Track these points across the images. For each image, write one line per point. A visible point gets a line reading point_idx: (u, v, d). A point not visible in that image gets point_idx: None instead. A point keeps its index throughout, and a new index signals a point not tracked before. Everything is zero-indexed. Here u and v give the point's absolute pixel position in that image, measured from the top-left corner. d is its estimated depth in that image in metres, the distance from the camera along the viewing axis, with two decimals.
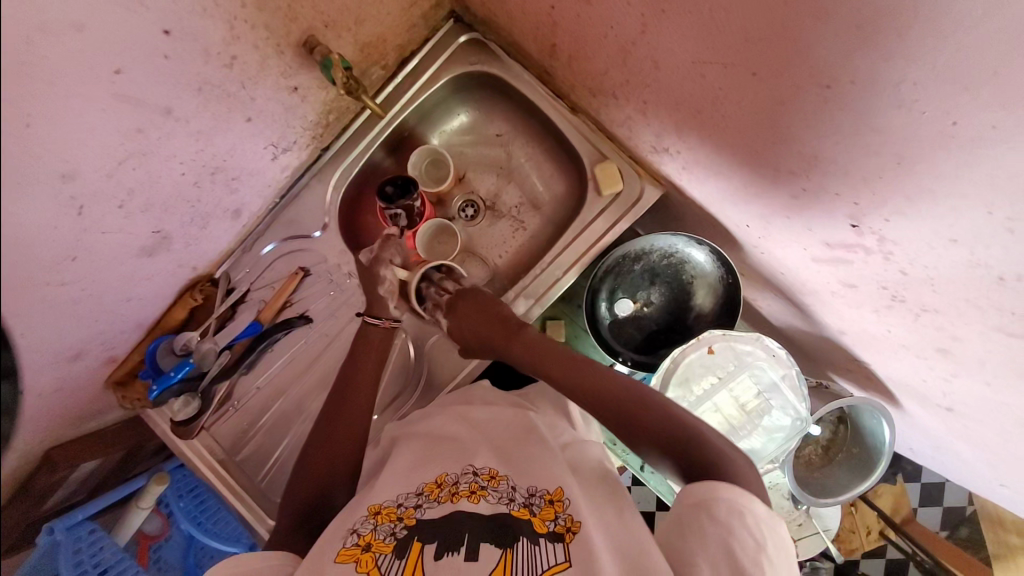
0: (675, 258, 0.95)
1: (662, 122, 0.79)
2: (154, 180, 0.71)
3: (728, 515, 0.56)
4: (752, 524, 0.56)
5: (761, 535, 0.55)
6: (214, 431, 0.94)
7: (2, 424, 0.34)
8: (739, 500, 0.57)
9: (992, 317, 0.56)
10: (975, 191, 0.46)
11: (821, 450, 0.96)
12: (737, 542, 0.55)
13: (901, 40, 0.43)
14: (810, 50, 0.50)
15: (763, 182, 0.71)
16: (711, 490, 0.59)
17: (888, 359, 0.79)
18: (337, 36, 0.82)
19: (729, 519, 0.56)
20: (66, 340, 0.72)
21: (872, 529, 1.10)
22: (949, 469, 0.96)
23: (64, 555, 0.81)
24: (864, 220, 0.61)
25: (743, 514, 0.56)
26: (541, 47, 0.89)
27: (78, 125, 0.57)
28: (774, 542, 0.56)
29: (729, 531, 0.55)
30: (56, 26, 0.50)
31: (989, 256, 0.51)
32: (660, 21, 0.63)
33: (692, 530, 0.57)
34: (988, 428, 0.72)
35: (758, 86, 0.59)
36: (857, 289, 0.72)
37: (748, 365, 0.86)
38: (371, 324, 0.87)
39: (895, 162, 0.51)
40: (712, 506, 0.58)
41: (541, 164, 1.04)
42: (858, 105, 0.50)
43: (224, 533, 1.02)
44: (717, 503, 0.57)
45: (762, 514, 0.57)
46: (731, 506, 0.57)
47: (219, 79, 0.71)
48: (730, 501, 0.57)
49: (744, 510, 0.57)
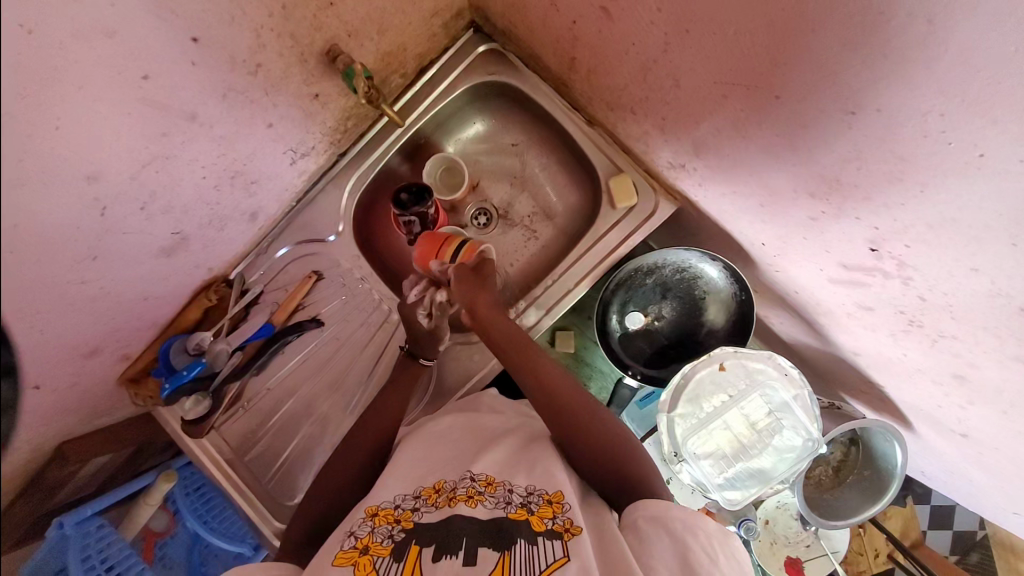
0: (689, 273, 0.95)
1: (680, 139, 0.79)
2: (176, 183, 0.72)
3: (683, 530, 0.59)
4: (706, 542, 0.58)
5: (715, 549, 0.58)
6: (223, 431, 0.95)
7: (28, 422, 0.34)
8: (692, 518, 0.60)
9: (1011, 346, 0.56)
10: (997, 221, 0.46)
11: (831, 471, 0.95)
12: (691, 553, 0.57)
13: (930, 70, 0.42)
14: (836, 75, 0.50)
15: (781, 203, 0.71)
16: (666, 510, 0.62)
17: (902, 383, 0.78)
18: (359, 45, 0.82)
19: (684, 534, 0.59)
20: (83, 338, 0.73)
21: (881, 551, 1.07)
22: (961, 495, 0.95)
23: (72, 550, 0.83)
24: (884, 244, 0.60)
25: (696, 531, 0.59)
26: (560, 59, 0.89)
27: (104, 128, 0.58)
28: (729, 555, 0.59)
29: (684, 546, 0.58)
30: (87, 33, 0.51)
31: (1010, 286, 0.50)
32: (681, 40, 0.63)
33: (649, 542, 0.59)
34: (1003, 456, 0.71)
35: (780, 108, 0.58)
36: (873, 312, 0.71)
37: (759, 384, 0.85)
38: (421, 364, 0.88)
39: (918, 189, 0.51)
40: (668, 522, 0.60)
41: (556, 174, 1.05)
42: (884, 131, 0.50)
43: (228, 532, 1.03)
44: (672, 521, 0.60)
45: (713, 530, 0.60)
46: (683, 523, 0.60)
47: (242, 86, 0.72)
48: (685, 520, 0.60)
49: (697, 526, 0.60)
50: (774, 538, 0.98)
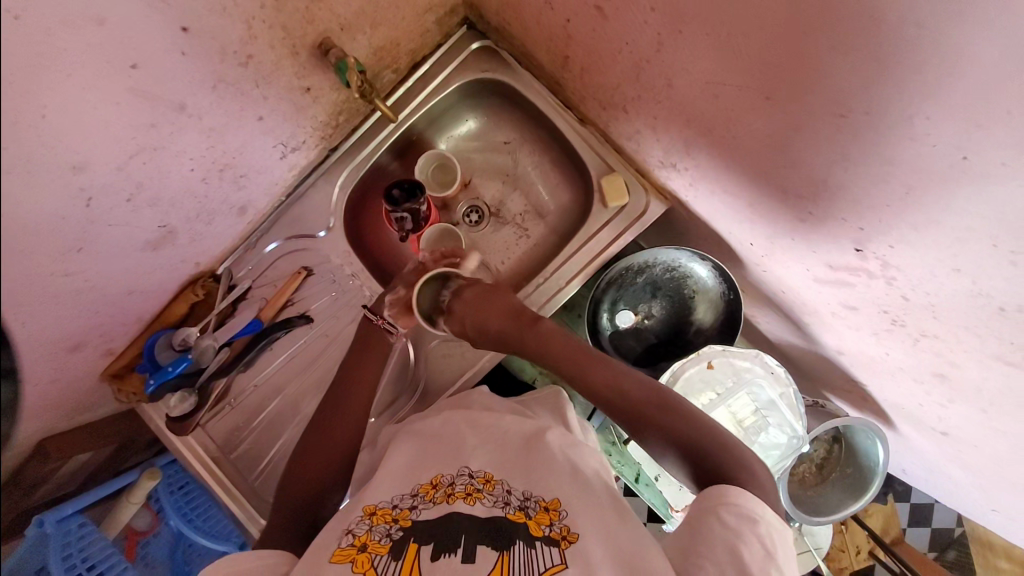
0: (678, 272, 0.96)
1: (671, 139, 0.80)
2: (163, 175, 0.71)
3: (738, 522, 0.57)
4: (764, 534, 0.57)
5: (770, 544, 0.56)
6: (209, 428, 0.94)
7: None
8: (751, 507, 0.59)
9: (991, 345, 0.57)
10: (981, 223, 0.48)
11: (816, 468, 0.98)
12: (744, 545, 0.55)
13: (917, 74, 0.43)
14: (827, 77, 0.50)
15: (769, 203, 0.72)
16: (723, 497, 0.60)
17: (885, 382, 0.80)
18: (352, 39, 0.82)
19: (739, 525, 0.57)
20: (66, 331, 0.72)
21: (862, 548, 1.08)
22: (941, 493, 0.97)
23: (53, 549, 0.80)
24: (869, 245, 0.61)
25: (755, 522, 0.58)
26: (553, 58, 0.90)
27: (92, 118, 0.57)
28: (782, 549, 0.58)
29: (739, 536, 0.56)
30: (76, 20, 0.50)
31: (991, 286, 0.52)
32: (674, 41, 0.64)
33: (707, 531, 0.58)
34: (982, 453, 0.73)
35: (771, 109, 0.59)
36: (857, 312, 0.73)
37: (746, 382, 0.87)
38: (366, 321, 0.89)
39: (903, 191, 0.52)
40: (727, 510, 0.58)
41: (548, 173, 1.05)
42: (872, 132, 0.51)
43: (213, 531, 1.02)
44: (731, 509, 0.58)
45: (773, 522, 0.59)
46: (743, 513, 0.58)
47: (233, 77, 0.71)
48: (745, 509, 0.58)
49: (757, 517, 0.58)
50: None
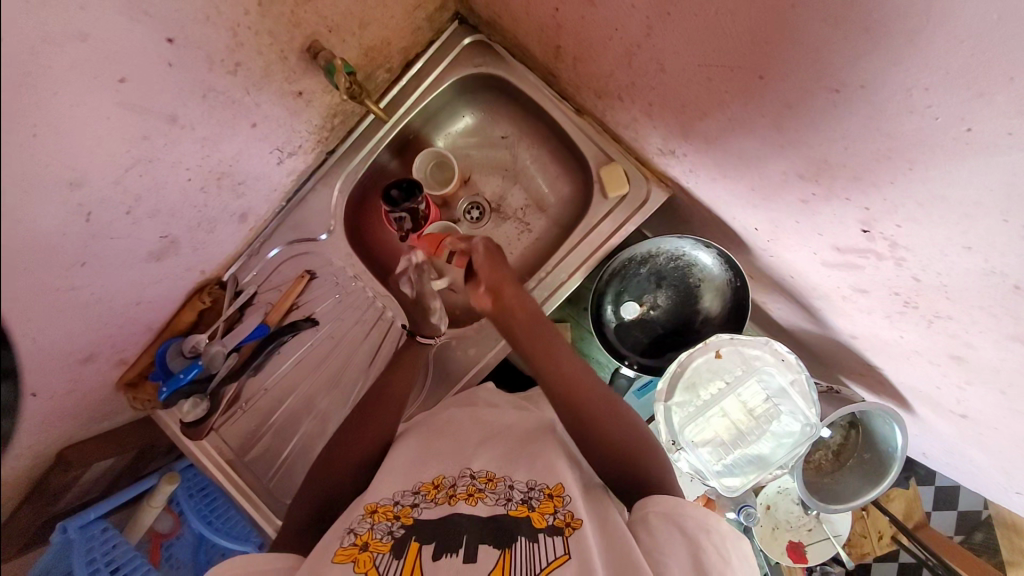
0: (683, 261, 0.94)
1: (668, 125, 0.78)
2: (161, 187, 0.72)
3: (694, 529, 0.59)
4: (718, 541, 0.58)
5: (726, 550, 0.58)
6: (223, 432, 0.95)
7: (12, 431, 0.34)
8: (704, 516, 0.60)
9: (1007, 325, 0.55)
10: (990, 198, 0.45)
11: (832, 454, 0.95)
12: (702, 551, 0.57)
13: (911, 44, 0.41)
14: (820, 54, 0.49)
15: (771, 186, 0.70)
16: (677, 507, 0.62)
17: (901, 365, 0.78)
18: (341, 40, 0.81)
19: (696, 533, 0.59)
20: (77, 345, 0.73)
21: (884, 533, 1.07)
22: (964, 477, 0.94)
23: (77, 553, 0.83)
24: (876, 225, 0.59)
25: (709, 530, 0.59)
26: (545, 48, 0.88)
27: (84, 133, 0.58)
28: (738, 554, 0.59)
29: (696, 544, 0.58)
30: (61, 38, 0.50)
31: (1004, 264, 0.49)
32: (664, 24, 0.62)
33: (662, 539, 0.59)
34: (1003, 435, 0.70)
35: (765, 89, 0.57)
36: (867, 295, 0.71)
37: (756, 370, 0.85)
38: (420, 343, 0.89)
39: (906, 167, 0.50)
40: (680, 520, 0.60)
41: (547, 166, 1.04)
42: (870, 108, 0.49)
43: (234, 532, 1.02)
44: (685, 519, 0.60)
45: (726, 530, 0.60)
46: (697, 522, 0.60)
47: (223, 85, 0.71)
48: (698, 518, 0.60)
49: (711, 525, 0.60)
50: (776, 524, 0.98)
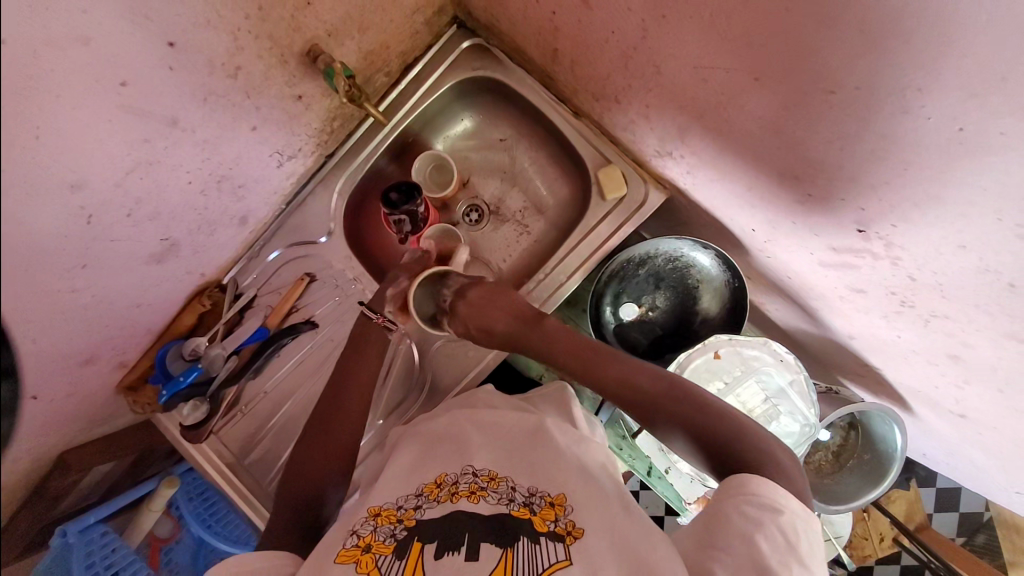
0: (681, 262, 0.95)
1: (665, 127, 0.79)
2: (161, 190, 0.72)
3: (760, 511, 0.57)
4: (785, 523, 0.56)
5: (792, 533, 0.56)
6: (223, 435, 0.95)
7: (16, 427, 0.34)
8: (770, 497, 0.58)
9: (1003, 323, 0.55)
10: (983, 196, 0.46)
11: (832, 455, 0.96)
12: (763, 535, 0.55)
13: (903, 42, 0.42)
14: (813, 54, 0.49)
15: (768, 187, 0.70)
16: (745, 487, 0.59)
17: (899, 365, 0.78)
18: (340, 44, 0.82)
19: (758, 516, 0.56)
20: (78, 347, 0.73)
21: (885, 535, 1.07)
22: (964, 478, 0.94)
23: (75, 558, 0.83)
24: (871, 225, 0.60)
25: (775, 511, 0.57)
26: (543, 52, 0.89)
27: (86, 136, 0.58)
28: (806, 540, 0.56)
29: (755, 527, 0.55)
30: (63, 41, 0.51)
31: (998, 262, 0.50)
32: (659, 26, 0.63)
33: (725, 523, 0.57)
34: (1002, 435, 0.70)
35: (759, 90, 0.58)
36: (865, 295, 0.71)
37: (754, 370, 0.86)
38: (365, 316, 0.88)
39: (901, 166, 0.51)
40: (744, 501, 0.58)
41: (545, 168, 1.05)
42: (863, 107, 0.49)
43: (232, 536, 1.03)
44: (749, 500, 0.58)
45: (794, 512, 0.57)
46: (763, 503, 0.57)
47: (223, 89, 0.72)
48: (764, 499, 0.58)
49: (776, 506, 0.57)
50: None
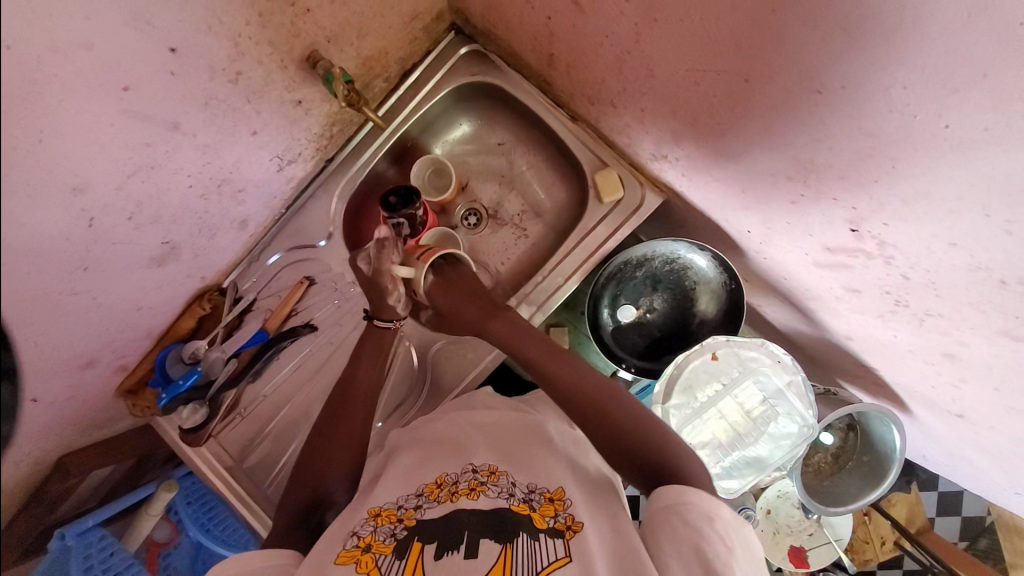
0: (678, 264, 0.95)
1: (660, 130, 0.80)
2: (162, 192, 0.73)
3: (697, 519, 0.57)
4: (723, 531, 0.57)
5: (731, 540, 0.56)
6: (222, 439, 0.95)
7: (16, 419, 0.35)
8: (709, 505, 0.59)
9: (996, 321, 0.55)
10: (971, 192, 0.46)
11: (831, 457, 0.95)
12: (704, 542, 0.55)
13: (886, 40, 0.43)
14: (801, 56, 0.50)
15: (761, 188, 0.71)
16: (681, 496, 0.60)
17: (895, 365, 0.78)
18: (339, 50, 0.84)
19: (698, 522, 0.57)
20: (79, 349, 0.74)
21: (887, 539, 1.07)
22: (961, 477, 0.94)
23: (74, 560, 0.81)
24: (864, 224, 0.60)
25: (712, 518, 0.57)
26: (539, 57, 0.90)
27: (87, 139, 0.59)
28: (742, 547, 0.57)
29: (698, 535, 0.56)
30: (66, 46, 0.52)
31: (988, 259, 0.50)
32: (652, 30, 0.64)
33: (663, 534, 0.58)
34: (998, 434, 0.70)
35: (750, 92, 0.59)
36: (860, 295, 0.71)
37: (752, 371, 0.86)
38: (380, 328, 0.87)
39: (890, 165, 0.51)
40: (682, 509, 0.58)
41: (543, 172, 1.06)
42: (853, 107, 0.50)
43: (230, 540, 1.03)
44: (687, 508, 0.58)
45: (729, 518, 0.59)
46: (700, 510, 0.58)
47: (224, 94, 0.73)
48: (703, 508, 0.58)
49: (713, 513, 0.58)
50: (777, 528, 0.98)
